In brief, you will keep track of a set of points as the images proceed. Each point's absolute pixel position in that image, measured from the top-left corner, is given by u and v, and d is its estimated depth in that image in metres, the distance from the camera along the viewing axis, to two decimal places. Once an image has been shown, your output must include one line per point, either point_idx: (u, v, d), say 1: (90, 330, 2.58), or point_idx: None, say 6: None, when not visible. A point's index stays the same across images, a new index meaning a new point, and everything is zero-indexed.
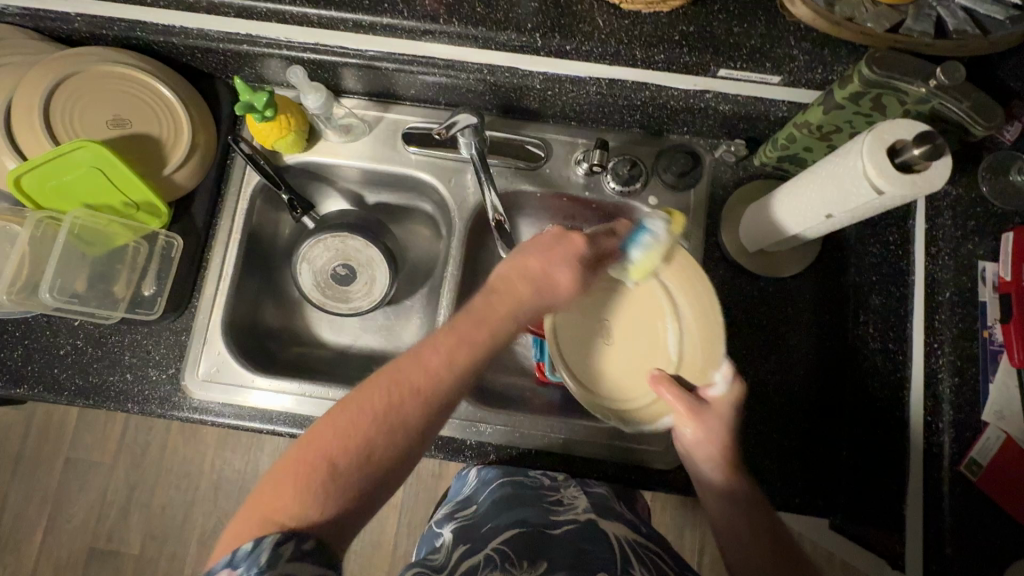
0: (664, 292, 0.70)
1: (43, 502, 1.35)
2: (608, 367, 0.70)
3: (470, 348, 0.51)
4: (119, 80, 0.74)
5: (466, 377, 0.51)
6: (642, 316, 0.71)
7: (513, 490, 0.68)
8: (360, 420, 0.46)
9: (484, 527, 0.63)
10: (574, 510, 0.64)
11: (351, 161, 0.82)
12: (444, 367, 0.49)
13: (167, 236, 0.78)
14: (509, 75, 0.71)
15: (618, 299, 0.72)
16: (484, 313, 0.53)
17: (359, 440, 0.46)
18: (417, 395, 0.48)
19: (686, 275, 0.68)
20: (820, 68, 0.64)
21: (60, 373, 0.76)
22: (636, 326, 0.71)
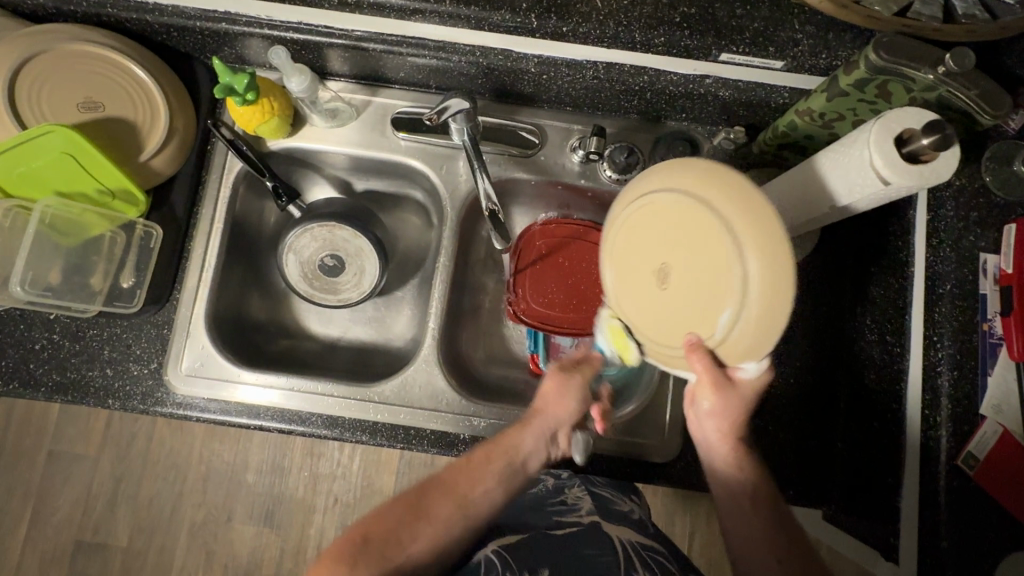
0: (722, 226, 0.44)
1: (27, 496, 1.32)
2: (627, 300, 0.54)
3: (495, 475, 0.58)
4: (90, 61, 0.70)
5: (498, 490, 0.58)
6: (692, 237, 0.47)
7: (517, 497, 0.68)
8: (398, 514, 0.54)
9: (484, 529, 0.63)
10: (576, 513, 0.65)
11: (337, 147, 0.79)
12: (480, 483, 0.57)
13: (145, 225, 0.74)
14: (502, 58, 0.68)
15: (668, 211, 0.49)
16: (501, 443, 0.60)
17: (398, 536, 0.53)
18: (449, 497, 0.56)
19: (744, 193, 0.43)
20: (823, 52, 0.62)
21: (36, 368, 0.73)
22: (685, 254, 0.48)
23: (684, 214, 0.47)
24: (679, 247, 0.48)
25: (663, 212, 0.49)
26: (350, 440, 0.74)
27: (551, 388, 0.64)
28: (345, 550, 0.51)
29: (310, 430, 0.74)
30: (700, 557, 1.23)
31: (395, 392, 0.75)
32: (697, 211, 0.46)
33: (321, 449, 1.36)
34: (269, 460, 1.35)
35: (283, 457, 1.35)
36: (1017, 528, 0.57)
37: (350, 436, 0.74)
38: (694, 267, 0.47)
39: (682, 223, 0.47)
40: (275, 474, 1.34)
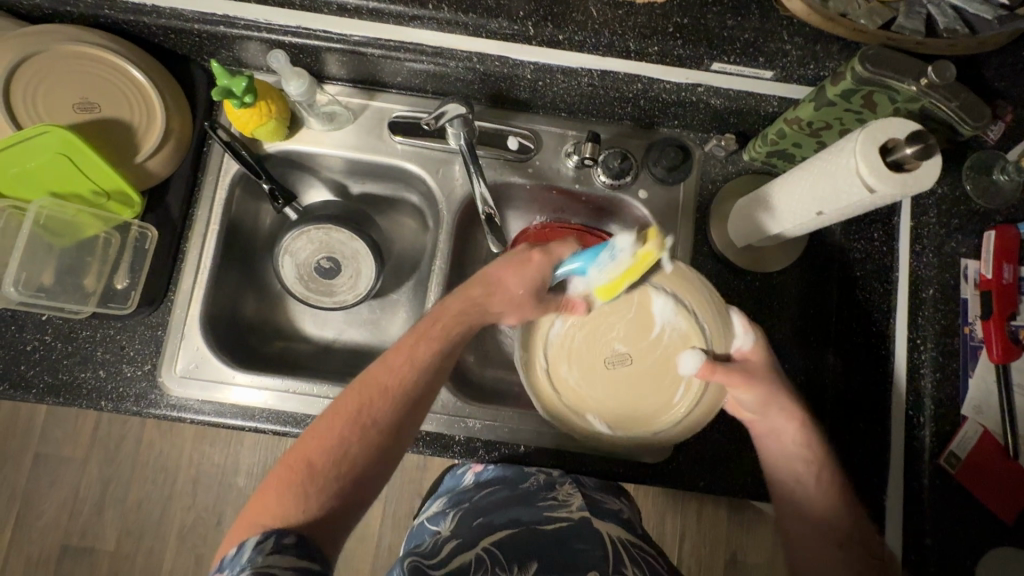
0: (693, 359, 0.64)
1: (11, 500, 1.30)
2: (597, 369, 0.66)
3: (427, 345, 0.59)
4: (86, 62, 0.70)
5: (434, 371, 0.59)
6: (650, 344, 0.66)
7: (507, 490, 0.69)
8: (334, 431, 0.54)
9: (476, 522, 0.65)
10: (568, 508, 0.66)
11: (332, 150, 0.80)
12: (408, 363, 0.58)
13: (140, 227, 0.74)
14: (499, 65, 0.70)
15: (659, 317, 0.65)
16: (437, 322, 0.61)
17: (330, 434, 0.54)
18: (374, 405, 0.56)
19: (715, 337, 0.65)
20: (812, 63, 0.63)
21: (27, 370, 0.73)
22: (641, 353, 0.66)
23: (634, 306, 0.66)
24: (648, 347, 0.66)
25: (627, 301, 0.65)
26: None
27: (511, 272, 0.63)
28: (283, 488, 0.50)
29: (306, 431, 0.74)
30: (690, 556, 1.24)
31: None
32: (649, 305, 0.65)
33: None
34: (260, 463, 1.34)
35: (274, 459, 1.34)
36: (996, 526, 0.59)
37: None
38: (641, 365, 0.66)
39: (634, 312, 0.66)
40: (266, 477, 1.34)
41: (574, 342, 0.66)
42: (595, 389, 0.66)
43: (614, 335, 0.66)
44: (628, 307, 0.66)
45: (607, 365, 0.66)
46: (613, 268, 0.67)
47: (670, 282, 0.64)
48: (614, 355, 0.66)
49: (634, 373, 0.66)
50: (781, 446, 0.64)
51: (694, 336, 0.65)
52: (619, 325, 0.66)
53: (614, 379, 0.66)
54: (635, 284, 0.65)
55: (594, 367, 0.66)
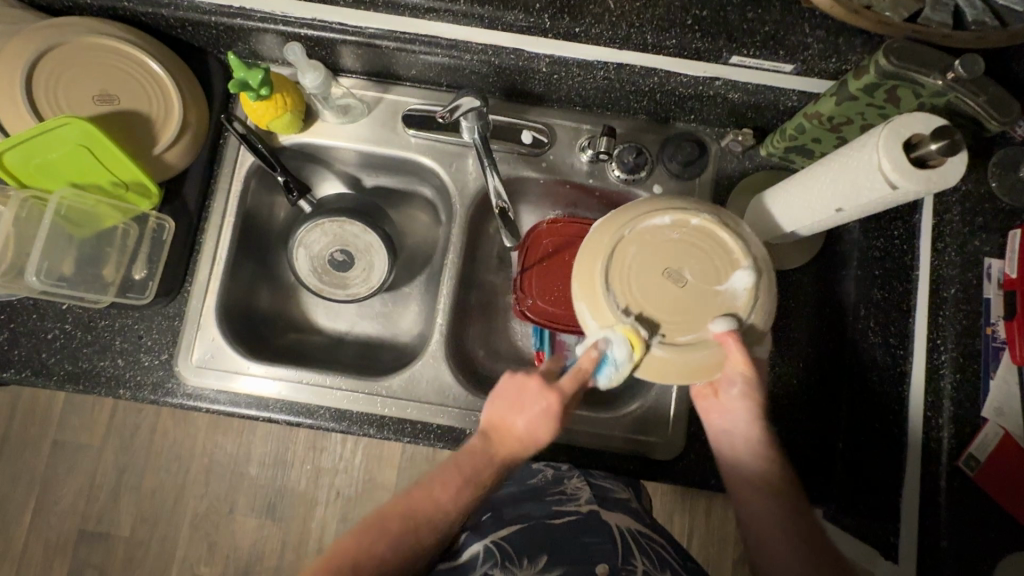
0: (744, 296, 0.52)
1: (31, 485, 1.34)
2: (643, 283, 0.52)
3: (469, 468, 0.54)
4: (104, 54, 0.70)
5: (451, 523, 0.53)
6: (706, 266, 0.53)
7: (515, 486, 0.70)
8: (385, 555, 0.51)
9: (484, 517, 0.65)
10: (577, 501, 0.66)
11: (346, 143, 0.80)
12: (454, 497, 0.53)
13: (158, 217, 0.75)
14: (514, 58, 0.69)
15: (724, 241, 0.53)
16: (471, 454, 0.54)
17: (375, 553, 0.51)
18: (383, 548, 0.51)
19: (769, 290, 0.54)
20: (834, 56, 0.62)
21: (48, 358, 0.74)
22: (694, 274, 0.53)
23: (724, 256, 0.53)
24: (705, 270, 0.53)
25: (720, 240, 0.53)
26: (358, 433, 0.75)
27: (506, 398, 0.54)
28: None
29: (318, 423, 0.75)
30: (698, 553, 1.24)
31: (402, 386, 0.76)
32: (732, 265, 0.53)
33: (323, 443, 1.37)
34: (272, 453, 1.36)
35: (285, 450, 1.36)
36: (1015, 529, 0.58)
37: (358, 430, 0.75)
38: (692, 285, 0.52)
39: (717, 253, 0.53)
40: (278, 467, 1.35)
41: (644, 247, 0.53)
42: (637, 285, 0.52)
43: (687, 260, 0.53)
44: (719, 249, 0.53)
45: (653, 279, 0.53)
46: (739, 226, 0.55)
47: (763, 265, 0.54)
48: (662, 276, 0.53)
49: (682, 300, 0.52)
50: (731, 438, 0.58)
51: (744, 314, 0.52)
52: (701, 254, 0.53)
53: (655, 296, 0.52)
54: (736, 239, 0.53)
55: (637, 278, 0.53)
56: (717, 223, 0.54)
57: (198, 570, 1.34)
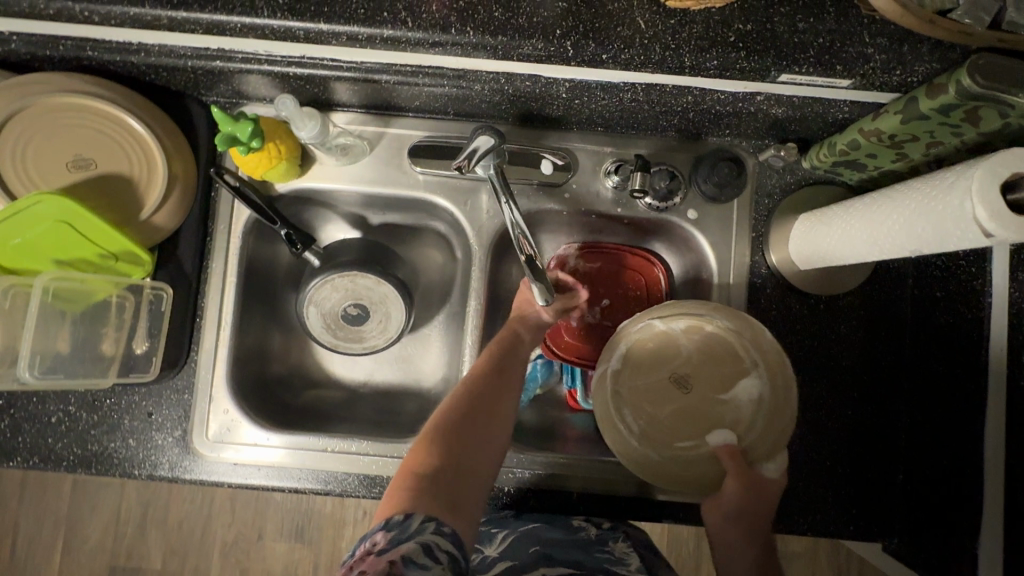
0: (746, 406, 0.58)
1: (56, 526, 1.32)
2: (654, 384, 0.60)
3: (494, 357, 0.66)
4: (71, 113, 0.63)
5: (515, 377, 0.65)
6: (712, 374, 0.59)
7: (562, 530, 0.70)
8: (437, 442, 0.58)
9: (533, 549, 0.67)
10: (626, 564, 0.67)
11: (349, 187, 0.73)
12: (482, 374, 0.64)
13: (154, 287, 0.69)
14: (530, 84, 0.62)
15: (732, 350, 0.60)
16: (493, 354, 0.67)
17: (432, 455, 0.57)
18: (469, 397, 0.62)
19: (776, 405, 0.58)
20: (897, 68, 0.54)
21: (54, 443, 0.70)
22: (702, 379, 0.60)
23: (734, 364, 0.59)
24: (709, 376, 0.59)
25: (730, 349, 0.59)
26: None
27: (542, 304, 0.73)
28: (407, 480, 0.54)
29: (348, 490, 0.71)
30: None
31: None
32: (740, 373, 0.59)
33: None
34: None
35: None
36: None
37: None
38: (697, 392, 0.60)
39: (726, 362, 0.60)
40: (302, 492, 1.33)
41: (656, 353, 0.61)
42: (645, 385, 0.60)
43: (694, 367, 0.60)
44: (728, 356, 0.60)
45: (661, 383, 0.60)
46: (758, 338, 0.59)
47: (776, 378, 0.59)
48: (667, 380, 0.60)
49: (683, 404, 0.59)
50: (721, 539, 0.61)
51: (743, 426, 0.58)
52: (707, 362, 0.60)
53: (662, 398, 0.60)
54: (752, 347, 0.59)
55: (652, 377, 0.60)
56: (731, 333, 0.60)
57: None
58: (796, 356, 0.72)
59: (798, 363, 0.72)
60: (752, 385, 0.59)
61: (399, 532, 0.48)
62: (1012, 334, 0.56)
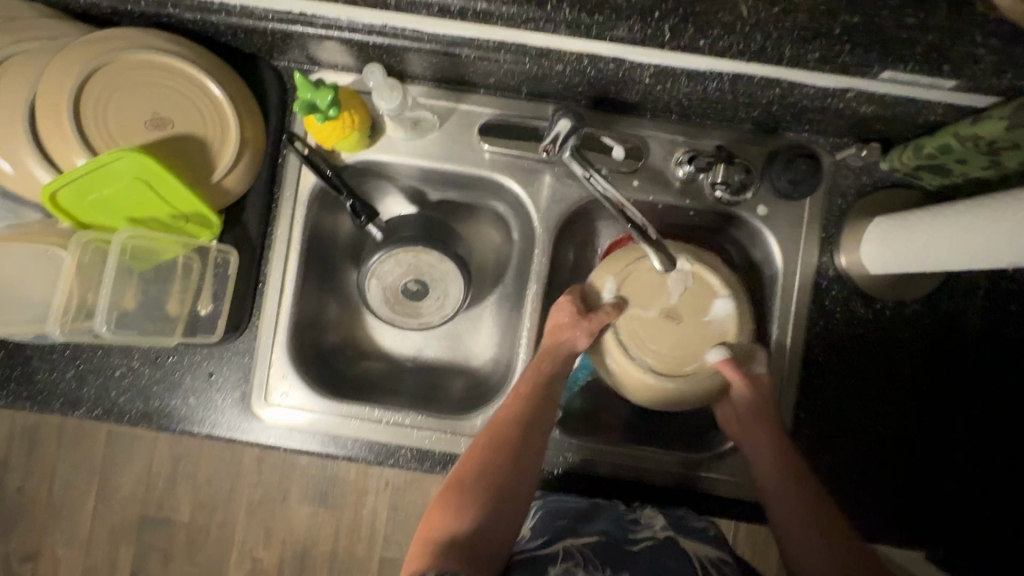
0: (725, 326, 0.68)
1: (92, 474, 1.37)
2: (649, 325, 0.68)
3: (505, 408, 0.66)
4: (147, 71, 0.63)
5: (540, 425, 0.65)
6: (693, 304, 0.68)
7: (588, 502, 0.67)
8: (449, 502, 0.60)
9: (558, 521, 0.63)
10: (653, 528, 0.64)
11: (415, 161, 0.72)
12: (495, 428, 0.64)
13: (219, 250, 0.70)
14: (614, 67, 0.60)
15: (703, 280, 0.68)
16: (506, 403, 0.66)
17: (447, 518, 0.58)
18: (478, 456, 0.63)
19: (745, 314, 0.69)
20: (1008, 72, 0.52)
21: (117, 396, 0.71)
22: (688, 314, 0.68)
23: (707, 291, 0.69)
24: (693, 307, 0.68)
25: (700, 277, 0.68)
26: (440, 473, 0.73)
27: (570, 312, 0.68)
28: (425, 549, 0.57)
29: (399, 462, 0.72)
30: (750, 550, 1.19)
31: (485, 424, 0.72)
32: (712, 296, 0.69)
33: None
34: None
35: None
36: None
37: (440, 469, 0.72)
38: (687, 325, 0.68)
39: (699, 291, 0.69)
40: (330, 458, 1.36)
41: (647, 290, 0.69)
42: (641, 327, 0.68)
43: (677, 301, 0.69)
44: (701, 287, 0.69)
45: (658, 320, 0.68)
46: (716, 261, 0.69)
47: (738, 288, 0.69)
48: (660, 316, 0.69)
49: (678, 336, 0.68)
50: (755, 460, 0.66)
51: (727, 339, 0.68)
52: (690, 297, 0.68)
53: (660, 332, 0.68)
54: (717, 271, 0.68)
55: (647, 313, 0.68)
56: (698, 263, 0.69)
57: (258, 556, 1.36)
58: (854, 362, 0.71)
59: (856, 368, 0.71)
60: (727, 305, 0.68)
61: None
62: None
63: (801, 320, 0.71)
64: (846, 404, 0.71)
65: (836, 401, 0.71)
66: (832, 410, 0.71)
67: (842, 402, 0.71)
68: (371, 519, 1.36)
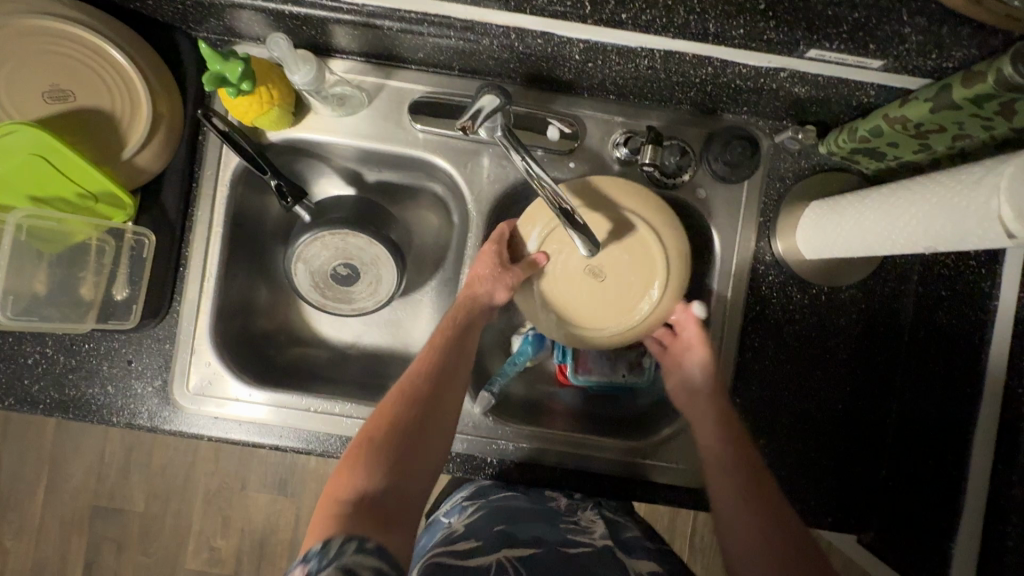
0: (658, 286, 0.65)
1: (39, 464, 1.32)
2: (578, 279, 0.66)
3: (423, 359, 0.63)
4: (47, 39, 0.59)
5: (451, 381, 0.63)
6: (627, 259, 0.65)
7: (530, 503, 0.69)
8: (359, 456, 0.56)
9: (497, 527, 0.63)
10: (591, 534, 0.65)
11: (344, 140, 0.70)
12: (411, 380, 0.62)
13: (135, 233, 0.66)
14: (542, 42, 0.58)
15: (644, 238, 0.65)
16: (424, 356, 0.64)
17: (358, 472, 0.54)
18: (394, 407, 0.60)
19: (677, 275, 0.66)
20: (934, 53, 0.50)
21: (30, 385, 0.68)
22: (618, 269, 0.66)
23: (650, 250, 0.65)
24: (624, 264, 0.66)
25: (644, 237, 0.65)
26: None
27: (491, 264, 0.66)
28: (332, 507, 0.52)
29: (329, 450, 0.71)
30: (704, 531, 1.21)
31: None
32: (653, 256, 0.65)
33: None
34: None
35: None
36: None
37: None
38: (615, 280, 0.66)
39: (641, 250, 0.65)
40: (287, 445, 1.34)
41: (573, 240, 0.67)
42: (567, 278, 0.67)
43: (612, 257, 0.66)
44: (642, 246, 0.65)
45: (582, 274, 0.67)
46: (663, 220, 0.65)
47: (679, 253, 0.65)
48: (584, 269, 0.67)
49: (599, 290, 0.67)
50: (701, 433, 0.65)
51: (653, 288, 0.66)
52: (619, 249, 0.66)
53: (578, 286, 0.67)
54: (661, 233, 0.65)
55: (574, 267, 0.66)
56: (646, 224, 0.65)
57: (214, 545, 1.34)
58: (789, 347, 0.71)
59: (791, 354, 0.71)
60: (660, 264, 0.65)
61: (318, 562, 0.44)
62: (1016, 340, 0.55)
63: (738, 306, 0.70)
64: (780, 390, 0.71)
65: (770, 386, 0.71)
66: (766, 396, 0.71)
67: (776, 388, 0.71)
68: None
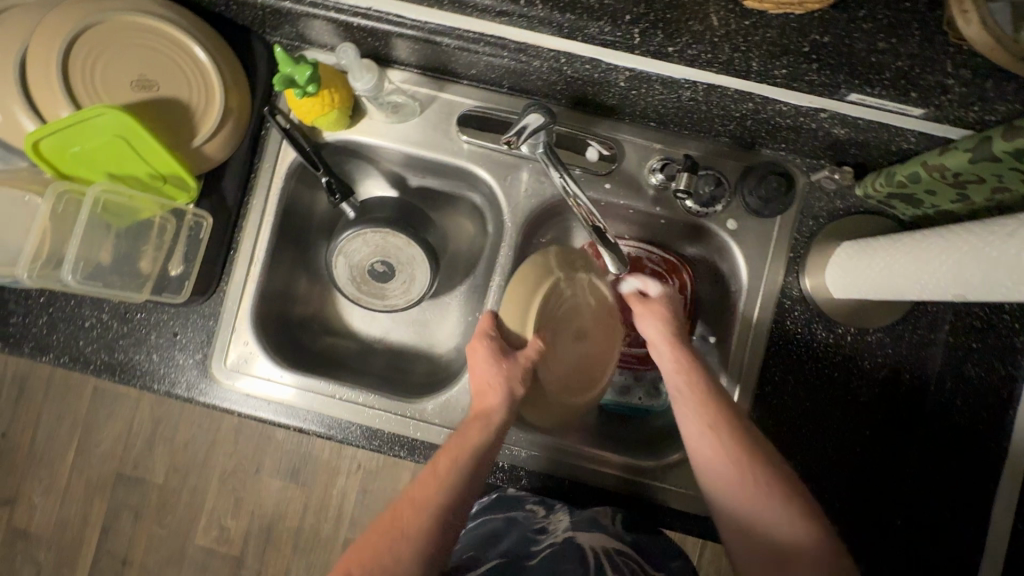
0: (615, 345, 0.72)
1: (74, 427, 1.40)
2: (566, 355, 0.69)
3: (418, 495, 0.56)
4: (138, 34, 0.65)
5: (472, 480, 0.59)
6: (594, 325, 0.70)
7: (502, 519, 0.73)
8: None
9: (469, 554, 0.68)
10: (553, 534, 0.68)
11: (394, 145, 0.74)
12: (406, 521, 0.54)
13: (196, 214, 0.71)
14: (589, 68, 0.61)
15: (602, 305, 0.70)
16: (419, 491, 0.57)
17: None
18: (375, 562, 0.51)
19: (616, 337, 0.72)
20: (976, 105, 0.51)
21: (85, 346, 0.73)
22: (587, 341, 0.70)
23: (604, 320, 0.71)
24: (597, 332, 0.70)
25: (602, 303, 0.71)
26: (388, 453, 0.74)
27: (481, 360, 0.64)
28: None
29: (349, 438, 0.74)
30: (709, 566, 1.19)
31: (437, 411, 0.73)
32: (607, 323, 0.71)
33: None
34: None
35: None
36: None
37: (389, 450, 0.73)
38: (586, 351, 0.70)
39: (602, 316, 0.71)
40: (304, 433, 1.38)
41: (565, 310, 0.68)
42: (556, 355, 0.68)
43: (588, 330, 0.69)
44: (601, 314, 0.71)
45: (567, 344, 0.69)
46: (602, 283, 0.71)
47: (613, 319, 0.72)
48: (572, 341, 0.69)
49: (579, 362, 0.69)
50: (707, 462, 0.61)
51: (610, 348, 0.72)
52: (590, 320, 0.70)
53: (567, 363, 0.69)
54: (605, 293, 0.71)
55: (570, 336, 0.69)
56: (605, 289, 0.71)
57: (225, 524, 1.38)
58: (811, 383, 0.71)
59: (812, 391, 0.71)
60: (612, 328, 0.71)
61: None
62: None
63: (761, 338, 0.71)
64: (799, 426, 0.71)
65: (789, 421, 0.71)
66: (784, 431, 0.71)
67: (794, 423, 0.71)
68: (339, 499, 1.36)
